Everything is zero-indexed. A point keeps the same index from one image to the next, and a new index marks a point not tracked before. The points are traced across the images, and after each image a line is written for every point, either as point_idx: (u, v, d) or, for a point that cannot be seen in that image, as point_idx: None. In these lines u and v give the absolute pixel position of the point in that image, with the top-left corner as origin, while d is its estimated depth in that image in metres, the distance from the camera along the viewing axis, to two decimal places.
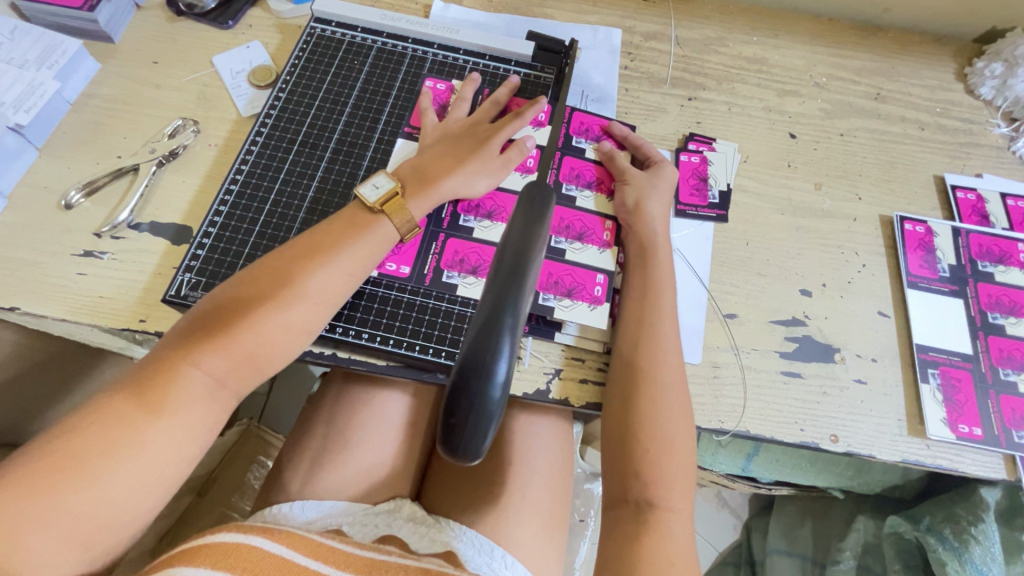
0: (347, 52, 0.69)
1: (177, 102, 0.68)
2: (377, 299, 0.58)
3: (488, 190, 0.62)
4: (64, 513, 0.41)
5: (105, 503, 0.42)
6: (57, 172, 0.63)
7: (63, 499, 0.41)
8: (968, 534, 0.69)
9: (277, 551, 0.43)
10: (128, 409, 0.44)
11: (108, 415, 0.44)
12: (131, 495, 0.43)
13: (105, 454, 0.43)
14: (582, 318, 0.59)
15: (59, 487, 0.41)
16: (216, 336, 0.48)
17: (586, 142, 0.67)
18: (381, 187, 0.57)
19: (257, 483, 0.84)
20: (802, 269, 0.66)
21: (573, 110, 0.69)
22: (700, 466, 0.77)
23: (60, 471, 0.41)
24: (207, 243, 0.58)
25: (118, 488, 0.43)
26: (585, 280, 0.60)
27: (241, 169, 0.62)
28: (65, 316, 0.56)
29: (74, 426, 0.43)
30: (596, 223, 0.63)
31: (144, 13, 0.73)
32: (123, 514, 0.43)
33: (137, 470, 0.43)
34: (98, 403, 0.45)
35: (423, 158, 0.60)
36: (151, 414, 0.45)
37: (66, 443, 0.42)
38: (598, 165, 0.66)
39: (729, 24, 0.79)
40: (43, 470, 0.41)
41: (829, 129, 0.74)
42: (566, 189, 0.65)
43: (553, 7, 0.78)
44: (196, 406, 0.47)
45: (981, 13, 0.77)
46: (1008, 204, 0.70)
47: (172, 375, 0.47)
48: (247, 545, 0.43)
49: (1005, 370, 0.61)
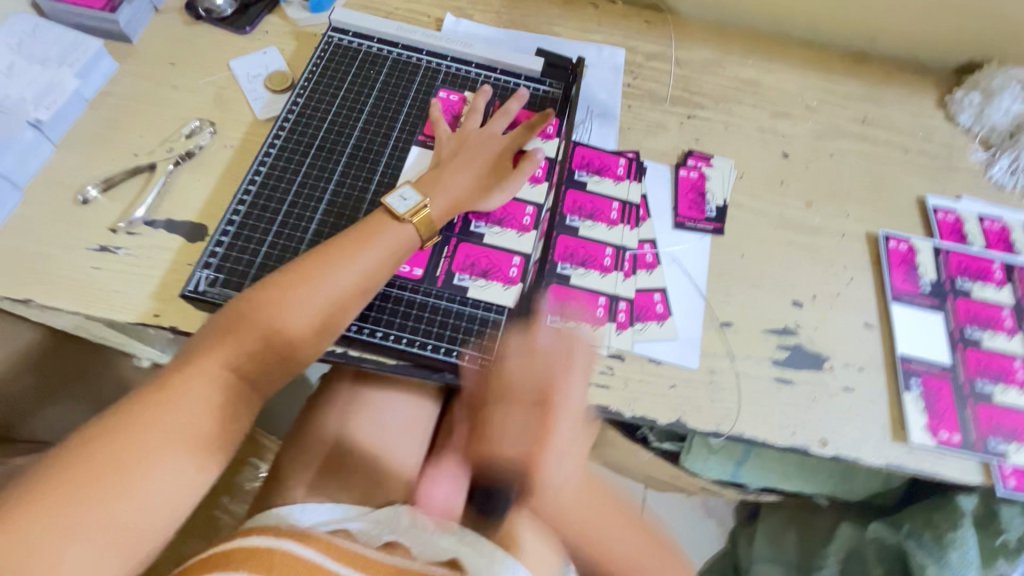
0: (363, 61, 0.72)
1: (194, 103, 0.69)
2: (390, 300, 0.60)
3: (501, 202, 0.65)
4: (106, 518, 0.43)
5: (141, 509, 0.44)
6: (73, 167, 0.64)
7: (108, 503, 0.43)
8: (947, 540, 0.72)
9: (307, 556, 0.47)
10: (161, 413, 0.47)
11: (145, 421, 0.46)
12: (167, 500, 0.46)
13: (142, 458, 0.45)
14: (586, 337, 0.62)
15: (102, 489, 0.43)
16: (249, 340, 0.52)
17: (587, 175, 0.70)
18: (408, 200, 0.60)
19: (250, 485, 0.82)
20: (794, 282, 0.69)
21: (577, 145, 0.72)
22: (691, 470, 0.79)
23: (100, 477, 0.43)
24: (226, 240, 0.60)
25: (154, 494, 0.45)
26: (588, 303, 0.63)
27: (259, 171, 0.64)
28: (76, 309, 0.57)
29: (109, 430, 0.45)
30: (597, 251, 0.66)
31: (162, 16, 0.74)
32: (158, 512, 0.45)
33: (172, 477, 0.46)
34: (134, 406, 0.47)
35: (445, 175, 0.63)
36: (184, 417, 0.47)
37: (105, 449, 0.44)
38: (598, 198, 0.69)
39: (725, 48, 0.83)
40: (83, 476, 0.43)
41: (820, 149, 0.78)
42: (568, 220, 0.67)
43: (560, 25, 0.82)
44: (231, 408, 0.50)
45: (962, 45, 0.82)
46: (984, 225, 0.74)
47: (206, 378, 0.49)
48: (273, 549, 0.46)
49: (982, 381, 0.64)
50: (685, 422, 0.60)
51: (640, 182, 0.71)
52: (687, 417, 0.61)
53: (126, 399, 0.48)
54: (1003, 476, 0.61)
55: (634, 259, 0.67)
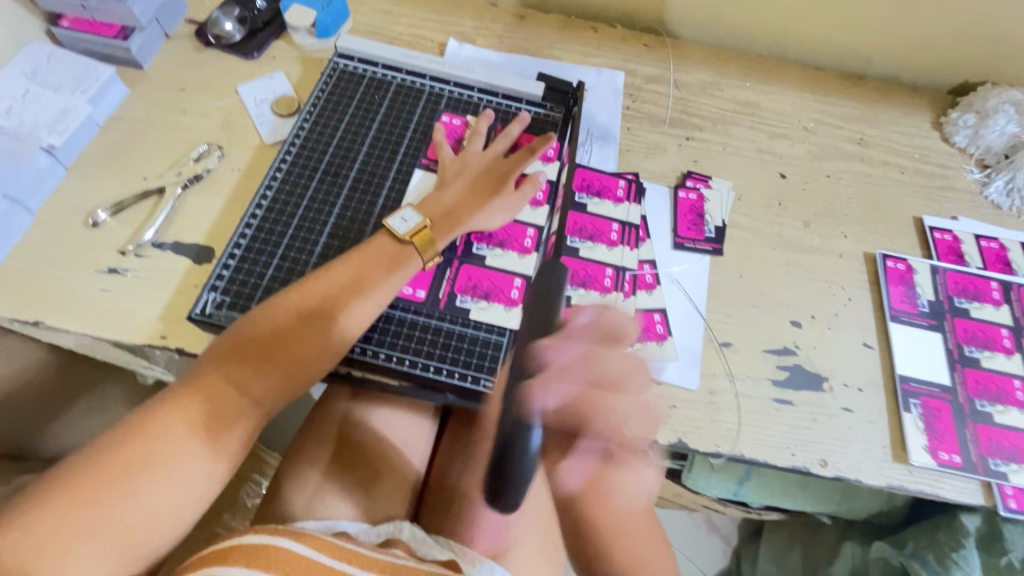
0: (368, 87, 0.74)
1: (202, 128, 0.71)
2: (393, 320, 0.61)
3: (502, 223, 0.66)
4: (110, 524, 0.44)
5: (144, 516, 0.45)
6: (85, 191, 0.65)
7: (111, 508, 0.44)
8: (950, 559, 0.72)
9: (305, 553, 0.48)
10: (168, 424, 0.48)
11: (151, 430, 0.47)
12: (169, 508, 0.46)
13: (147, 466, 0.46)
14: None
15: (107, 495, 0.44)
16: (256, 359, 0.52)
17: (588, 197, 0.71)
18: (408, 221, 0.62)
19: (252, 503, 0.84)
20: (793, 301, 0.70)
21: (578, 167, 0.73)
22: (693, 488, 0.79)
23: (106, 483, 0.44)
24: (232, 264, 0.61)
25: (157, 501, 0.46)
26: None
27: (265, 194, 0.65)
28: (86, 331, 0.58)
29: (116, 439, 0.46)
30: (597, 271, 0.66)
31: (173, 43, 0.76)
32: (160, 521, 0.46)
33: (175, 485, 0.47)
34: (142, 417, 0.48)
35: (448, 199, 0.65)
36: (191, 428, 0.48)
37: (111, 456, 0.45)
38: (599, 219, 0.70)
39: (723, 70, 0.85)
40: (89, 482, 0.44)
41: (817, 170, 0.79)
42: (569, 241, 0.68)
43: (561, 49, 0.83)
44: (236, 425, 0.51)
45: (955, 68, 0.83)
46: (981, 245, 0.75)
47: (212, 394, 0.50)
48: (273, 546, 0.47)
49: (982, 401, 0.65)
50: (686, 442, 0.61)
51: (639, 203, 0.72)
52: (687, 437, 0.61)
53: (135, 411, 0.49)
54: (1005, 498, 0.61)
55: (634, 279, 0.67)
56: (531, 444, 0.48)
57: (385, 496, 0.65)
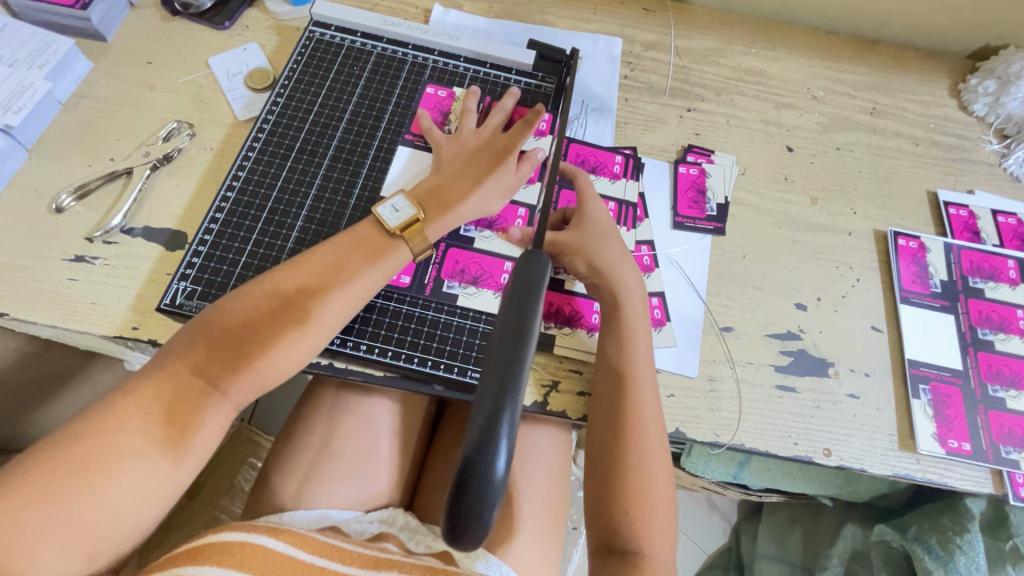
0: (346, 57, 0.69)
1: (171, 104, 0.67)
2: (375, 309, 0.58)
3: (503, 208, 0.62)
4: (68, 521, 0.41)
5: (104, 513, 0.43)
6: (49, 174, 0.62)
7: (68, 505, 0.42)
8: (954, 544, 0.69)
9: (280, 548, 0.47)
10: (129, 418, 0.45)
11: (110, 423, 0.44)
12: (129, 506, 0.44)
13: (104, 464, 0.43)
14: (581, 344, 0.60)
15: (59, 495, 0.41)
16: (226, 350, 0.49)
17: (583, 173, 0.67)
18: (400, 211, 0.57)
19: (247, 485, 0.77)
20: (798, 282, 0.66)
21: (570, 142, 0.69)
22: (691, 472, 0.72)
23: (64, 479, 0.42)
24: (204, 250, 0.58)
25: (119, 495, 0.43)
26: (583, 308, 0.61)
27: (237, 176, 0.62)
28: (56, 322, 0.55)
29: (71, 434, 0.44)
30: None
31: (138, 12, 0.71)
32: (122, 521, 0.44)
33: (137, 479, 0.44)
34: (103, 407, 0.45)
35: (438, 177, 0.60)
36: (153, 423, 0.46)
37: (67, 450, 0.43)
38: None
39: (728, 36, 0.80)
40: (44, 478, 0.42)
41: (826, 142, 0.74)
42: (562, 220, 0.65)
43: (554, 14, 0.78)
44: (204, 420, 0.48)
45: (977, 31, 0.77)
46: (999, 221, 0.71)
47: (178, 389, 0.47)
48: (249, 543, 0.46)
49: (994, 386, 0.62)
50: (683, 432, 0.58)
51: (638, 180, 0.68)
52: (686, 427, 0.58)
53: (97, 401, 0.46)
54: (1015, 486, 0.59)
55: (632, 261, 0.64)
56: (498, 469, 0.27)
57: (379, 484, 0.63)
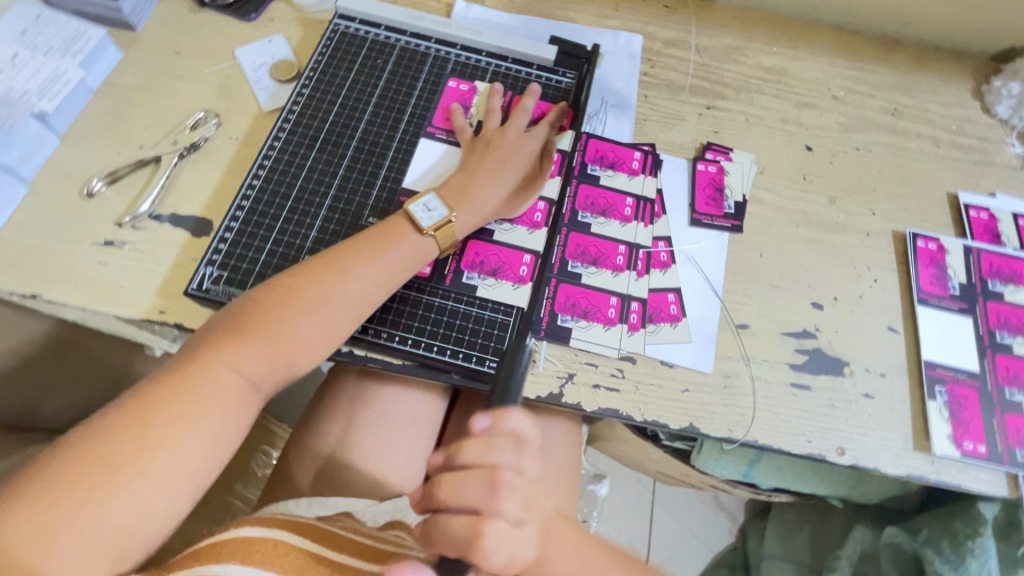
0: (371, 50, 0.70)
1: (198, 94, 0.68)
2: (397, 299, 0.59)
3: (525, 208, 0.64)
4: (98, 518, 0.42)
5: (135, 505, 0.43)
6: (80, 160, 0.63)
7: (99, 502, 0.42)
8: (966, 547, 0.69)
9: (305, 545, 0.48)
10: (158, 411, 0.46)
11: (138, 419, 0.45)
12: (157, 503, 0.44)
13: (133, 462, 0.44)
14: (597, 339, 0.60)
15: (90, 491, 0.42)
16: (256, 340, 0.51)
17: (601, 169, 0.67)
18: (432, 210, 0.58)
19: (262, 472, 0.79)
20: (815, 281, 0.66)
21: (589, 137, 0.69)
22: (701, 469, 0.73)
23: (95, 474, 0.43)
24: (230, 237, 0.59)
25: (148, 492, 0.44)
26: (599, 302, 0.61)
27: (263, 165, 0.63)
28: (86, 304, 0.57)
29: (100, 430, 0.45)
30: (610, 248, 0.64)
31: (166, 3, 0.73)
32: (149, 519, 0.44)
33: (166, 473, 0.45)
34: (132, 404, 0.46)
35: (467, 173, 0.62)
36: (179, 419, 0.46)
37: (98, 447, 0.44)
38: (612, 193, 0.67)
39: (748, 34, 0.80)
40: (75, 476, 0.42)
41: (846, 142, 0.74)
42: (581, 216, 0.65)
43: (575, 10, 0.78)
44: (234, 409, 0.49)
45: (1001, 32, 0.77)
46: (1020, 224, 0.70)
47: (211, 381, 0.49)
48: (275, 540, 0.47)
49: (1011, 390, 0.62)
50: (697, 427, 0.59)
51: (656, 177, 0.68)
52: (699, 422, 0.59)
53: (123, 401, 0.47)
54: None
55: (648, 257, 0.64)
56: None
57: (394, 472, 0.64)
